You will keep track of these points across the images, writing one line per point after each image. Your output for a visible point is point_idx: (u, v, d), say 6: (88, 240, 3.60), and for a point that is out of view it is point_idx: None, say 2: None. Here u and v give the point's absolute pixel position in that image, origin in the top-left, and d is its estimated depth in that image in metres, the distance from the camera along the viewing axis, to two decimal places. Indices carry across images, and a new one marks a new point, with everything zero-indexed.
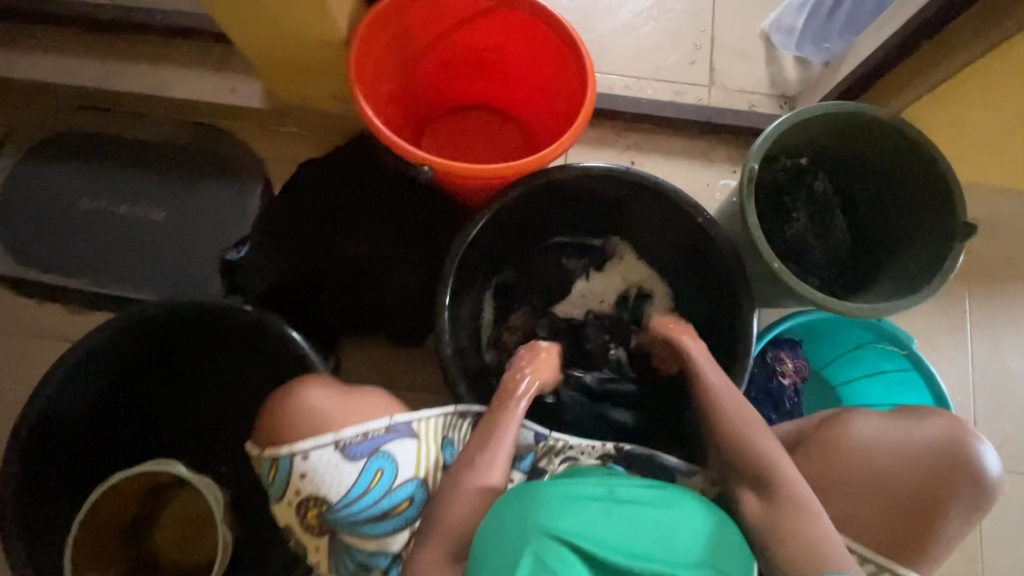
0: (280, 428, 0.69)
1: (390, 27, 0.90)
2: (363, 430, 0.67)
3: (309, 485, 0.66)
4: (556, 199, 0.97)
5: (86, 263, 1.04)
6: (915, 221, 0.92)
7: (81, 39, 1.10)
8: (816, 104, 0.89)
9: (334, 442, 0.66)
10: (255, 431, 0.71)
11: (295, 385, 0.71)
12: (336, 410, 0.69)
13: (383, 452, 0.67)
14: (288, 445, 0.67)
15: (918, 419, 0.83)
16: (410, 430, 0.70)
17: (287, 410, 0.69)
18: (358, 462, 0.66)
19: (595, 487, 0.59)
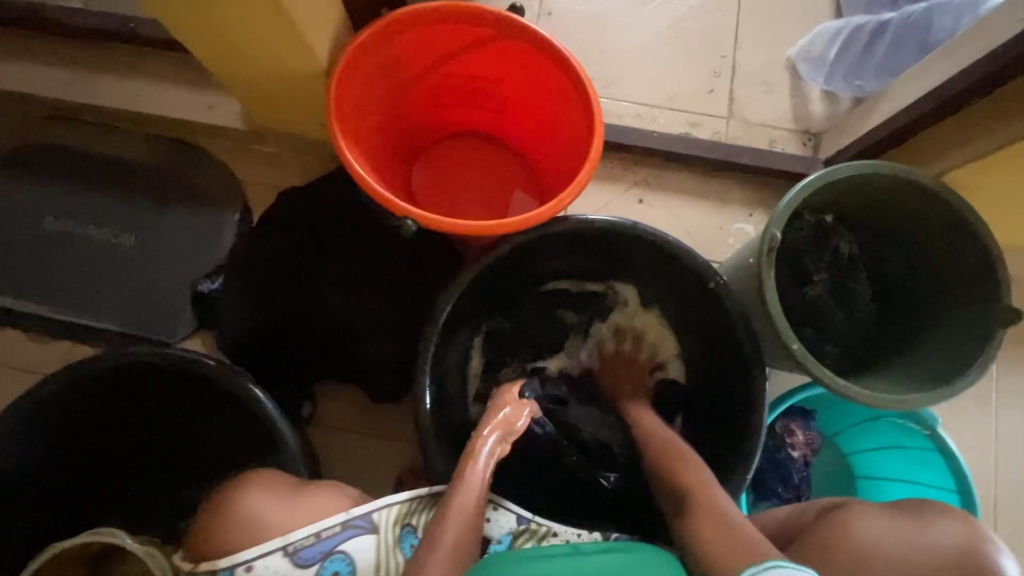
0: (222, 535, 0.67)
1: (378, 60, 0.86)
2: (313, 533, 0.67)
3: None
4: (554, 250, 0.91)
5: (66, 287, 1.08)
6: (951, 297, 0.83)
7: (86, 60, 1.10)
8: (848, 163, 0.79)
9: (282, 548, 0.66)
10: (188, 542, 0.70)
11: (240, 486, 0.70)
12: (282, 515, 0.68)
13: (337, 554, 0.68)
14: (227, 559, 0.65)
15: (931, 523, 0.73)
16: (369, 526, 0.69)
17: (225, 518, 0.68)
18: (310, 568, 0.67)
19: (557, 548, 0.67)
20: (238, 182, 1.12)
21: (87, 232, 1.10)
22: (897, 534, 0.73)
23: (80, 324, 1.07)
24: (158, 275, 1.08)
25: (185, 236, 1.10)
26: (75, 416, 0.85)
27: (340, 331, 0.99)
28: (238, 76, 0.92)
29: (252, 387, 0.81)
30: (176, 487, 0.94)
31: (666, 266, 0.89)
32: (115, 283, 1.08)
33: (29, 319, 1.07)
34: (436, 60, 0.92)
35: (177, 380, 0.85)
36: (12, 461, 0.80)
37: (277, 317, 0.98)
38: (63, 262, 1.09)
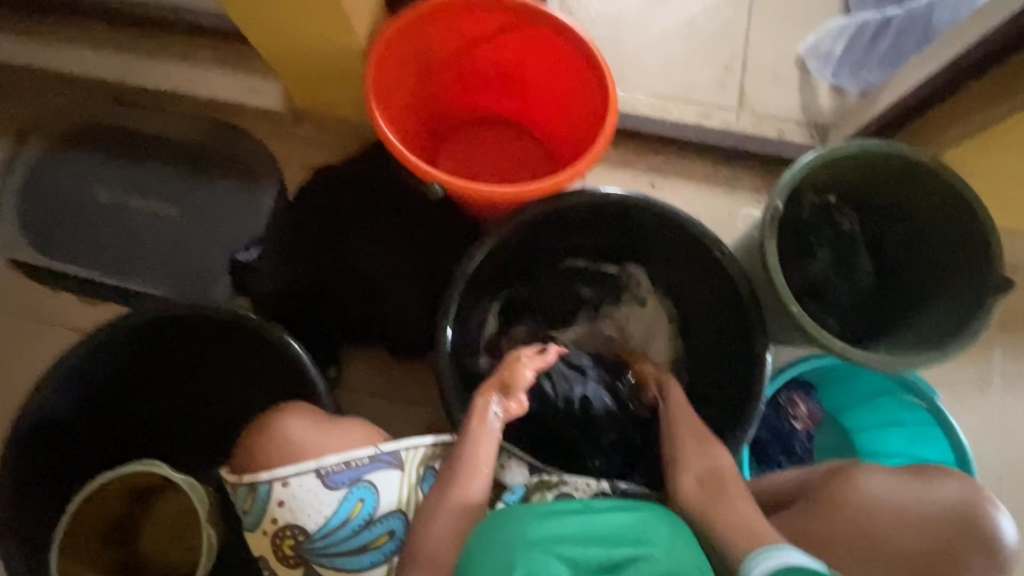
0: (264, 456, 0.76)
1: (412, 44, 0.94)
2: (344, 460, 0.73)
3: (288, 513, 0.72)
4: (570, 222, 0.98)
5: (114, 253, 1.16)
6: (947, 271, 0.88)
7: (142, 47, 1.21)
8: (847, 141, 0.84)
9: (316, 470, 0.73)
10: (233, 459, 0.78)
11: (279, 416, 0.78)
12: (315, 441, 0.76)
13: (364, 482, 0.74)
14: (267, 473, 0.73)
15: (933, 481, 0.74)
16: (394, 461, 0.76)
17: (267, 440, 0.76)
18: (339, 491, 0.73)
19: (571, 503, 0.66)
20: (276, 161, 1.21)
21: (136, 204, 1.19)
22: (899, 490, 0.75)
23: (127, 287, 1.16)
24: (199, 243, 1.17)
25: (225, 209, 1.18)
26: (124, 361, 0.92)
27: (365, 296, 1.06)
28: (282, 58, 1.01)
29: (290, 339, 0.88)
30: (210, 436, 1.02)
31: (675, 238, 0.94)
32: (159, 250, 1.17)
33: (81, 281, 1.16)
34: (463, 46, 0.99)
35: (219, 330, 0.92)
36: (68, 399, 0.88)
37: (308, 282, 1.05)
38: (113, 230, 1.18)
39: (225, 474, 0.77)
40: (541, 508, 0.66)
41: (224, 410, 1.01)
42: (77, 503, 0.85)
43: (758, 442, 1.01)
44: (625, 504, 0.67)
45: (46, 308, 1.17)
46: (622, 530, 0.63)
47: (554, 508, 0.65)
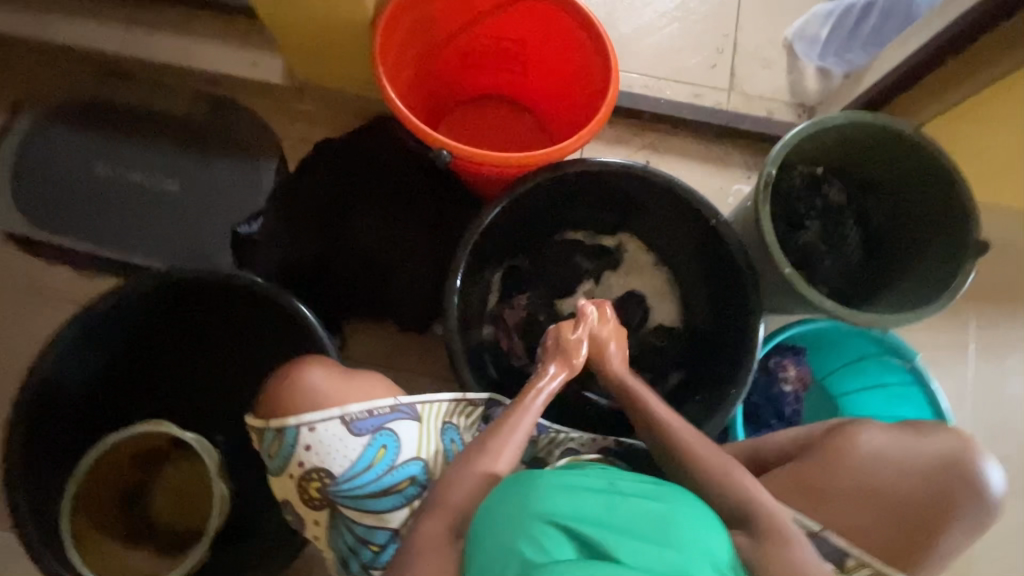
0: (282, 404, 0.76)
1: (416, 14, 0.96)
2: (368, 408, 0.75)
3: (314, 457, 0.74)
4: (571, 192, 1.01)
5: (111, 227, 1.16)
6: (927, 237, 0.93)
7: (138, 20, 1.20)
8: (836, 112, 0.88)
9: (341, 416, 0.74)
10: (256, 407, 0.78)
11: (298, 367, 0.78)
12: (336, 390, 0.76)
13: (386, 430, 0.76)
14: (295, 418, 0.74)
15: (926, 433, 0.78)
16: (414, 413, 0.78)
17: (291, 387, 0.77)
18: (363, 438, 0.74)
19: (598, 480, 0.65)
20: (276, 136, 1.21)
21: (133, 177, 1.18)
22: (900, 443, 0.77)
23: (127, 261, 1.15)
24: (199, 217, 1.17)
25: (226, 183, 1.18)
26: (131, 326, 0.92)
27: (368, 266, 1.07)
28: (286, 29, 1.01)
29: (300, 305, 0.89)
30: (214, 406, 1.02)
31: (674, 207, 0.98)
32: (159, 224, 1.16)
33: (79, 255, 1.16)
34: (466, 19, 1.01)
35: (230, 294, 0.92)
36: (75, 363, 0.88)
37: (313, 252, 1.06)
38: (112, 203, 1.17)
39: (250, 419, 0.78)
40: (564, 478, 0.65)
41: (231, 379, 1.02)
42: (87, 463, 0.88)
43: (751, 406, 1.06)
44: (650, 491, 0.65)
45: (43, 282, 1.16)
46: (643, 515, 0.61)
47: (578, 483, 0.64)
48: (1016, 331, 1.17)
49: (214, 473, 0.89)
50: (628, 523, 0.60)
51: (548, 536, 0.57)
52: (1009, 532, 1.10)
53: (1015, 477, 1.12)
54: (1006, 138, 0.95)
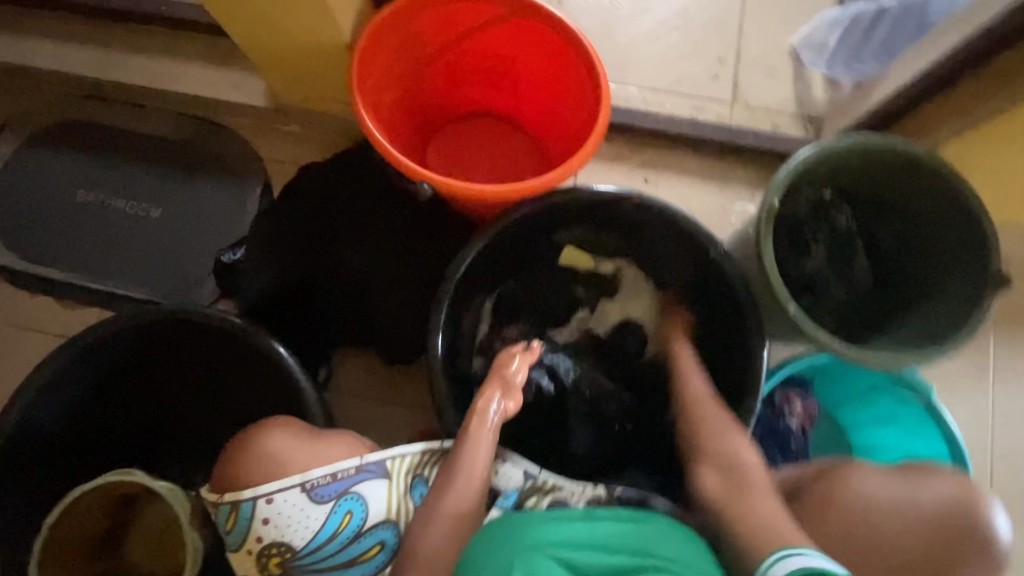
0: (239, 471, 0.73)
1: (397, 37, 0.91)
2: (330, 473, 0.72)
3: (273, 531, 0.71)
4: (562, 219, 0.96)
5: (92, 257, 1.13)
6: (942, 267, 0.87)
7: (116, 41, 1.16)
8: (843, 136, 0.82)
9: (301, 485, 0.71)
10: (212, 475, 0.75)
11: (256, 429, 0.75)
12: (296, 455, 0.73)
13: (350, 495, 0.73)
14: (251, 490, 0.71)
15: (926, 479, 0.72)
16: (381, 471, 0.75)
17: (245, 457, 0.73)
18: (326, 506, 0.72)
19: (574, 510, 0.65)
20: (260, 159, 1.17)
21: (114, 204, 1.15)
22: (891, 487, 0.72)
23: (108, 291, 1.12)
24: (182, 245, 1.13)
25: (209, 210, 1.14)
26: (107, 367, 0.90)
27: (353, 297, 1.03)
28: (264, 53, 0.97)
29: (277, 345, 0.86)
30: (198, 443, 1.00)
31: (670, 236, 0.93)
32: (140, 253, 1.13)
33: (60, 286, 1.13)
34: (450, 39, 0.96)
35: (204, 334, 0.89)
36: (46, 408, 0.85)
37: (296, 284, 1.02)
38: (92, 232, 1.14)
39: (207, 492, 0.75)
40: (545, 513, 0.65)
41: (212, 417, 0.99)
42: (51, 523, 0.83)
43: (755, 440, 1.01)
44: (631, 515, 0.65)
45: (25, 314, 1.13)
46: (627, 540, 0.62)
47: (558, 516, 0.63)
48: None
49: (186, 523, 0.86)
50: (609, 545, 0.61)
51: (541, 566, 0.57)
52: None
53: None
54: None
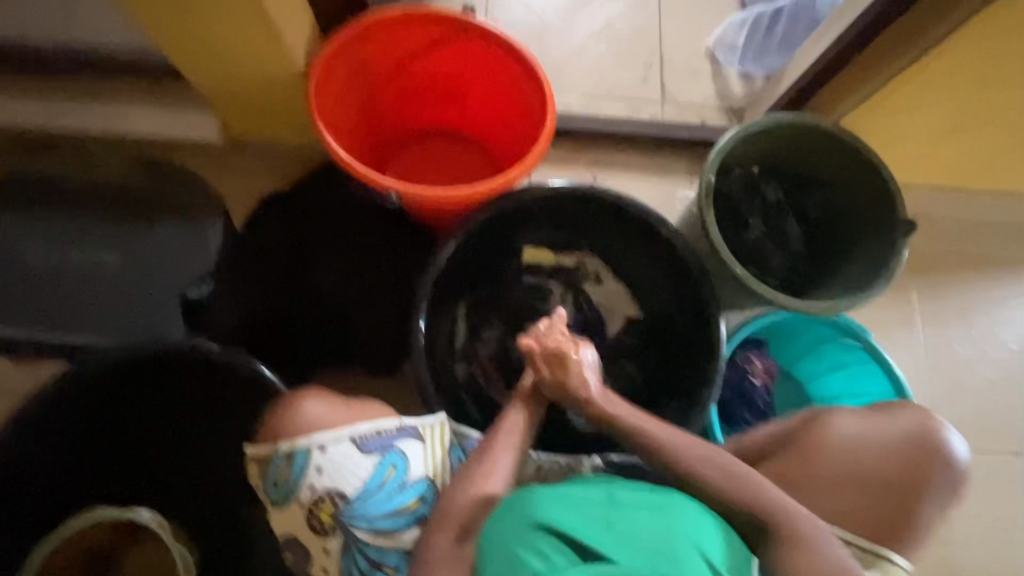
0: (283, 433, 0.76)
1: (347, 61, 0.95)
2: (376, 427, 0.77)
3: (325, 479, 0.74)
4: (523, 217, 1.02)
5: (43, 311, 1.08)
6: (863, 224, 0.98)
7: (58, 90, 1.16)
8: (762, 116, 0.93)
9: (350, 436, 0.75)
10: (257, 435, 0.79)
11: (298, 395, 0.79)
12: (335, 416, 0.77)
13: (394, 449, 0.77)
14: (304, 439, 0.74)
15: (891, 412, 0.75)
16: (418, 433, 0.79)
17: (289, 419, 0.77)
18: (373, 456, 0.75)
19: (597, 491, 0.64)
20: (219, 194, 1.18)
21: (65, 254, 1.11)
22: (870, 427, 0.74)
23: (67, 343, 1.07)
24: (142, 287, 1.10)
25: (170, 250, 1.12)
26: (85, 410, 0.89)
27: (330, 317, 1.04)
28: (221, 86, 1.00)
29: (262, 367, 0.87)
30: (189, 479, 1.00)
31: (624, 223, 1.00)
32: (99, 299, 1.10)
33: (14, 343, 1.08)
34: (399, 62, 1.02)
35: (184, 365, 0.90)
36: None
37: (272, 308, 1.03)
38: (46, 285, 1.10)
39: (252, 451, 0.78)
40: (565, 489, 0.64)
41: (203, 449, 0.99)
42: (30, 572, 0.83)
43: (725, 403, 1.08)
44: (656, 500, 0.63)
45: None
46: (646, 530, 0.59)
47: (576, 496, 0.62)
48: (954, 296, 1.24)
49: (169, 540, 0.88)
50: (630, 532, 0.59)
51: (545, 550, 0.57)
52: (982, 491, 1.15)
53: (977, 436, 1.18)
54: (917, 122, 1.02)
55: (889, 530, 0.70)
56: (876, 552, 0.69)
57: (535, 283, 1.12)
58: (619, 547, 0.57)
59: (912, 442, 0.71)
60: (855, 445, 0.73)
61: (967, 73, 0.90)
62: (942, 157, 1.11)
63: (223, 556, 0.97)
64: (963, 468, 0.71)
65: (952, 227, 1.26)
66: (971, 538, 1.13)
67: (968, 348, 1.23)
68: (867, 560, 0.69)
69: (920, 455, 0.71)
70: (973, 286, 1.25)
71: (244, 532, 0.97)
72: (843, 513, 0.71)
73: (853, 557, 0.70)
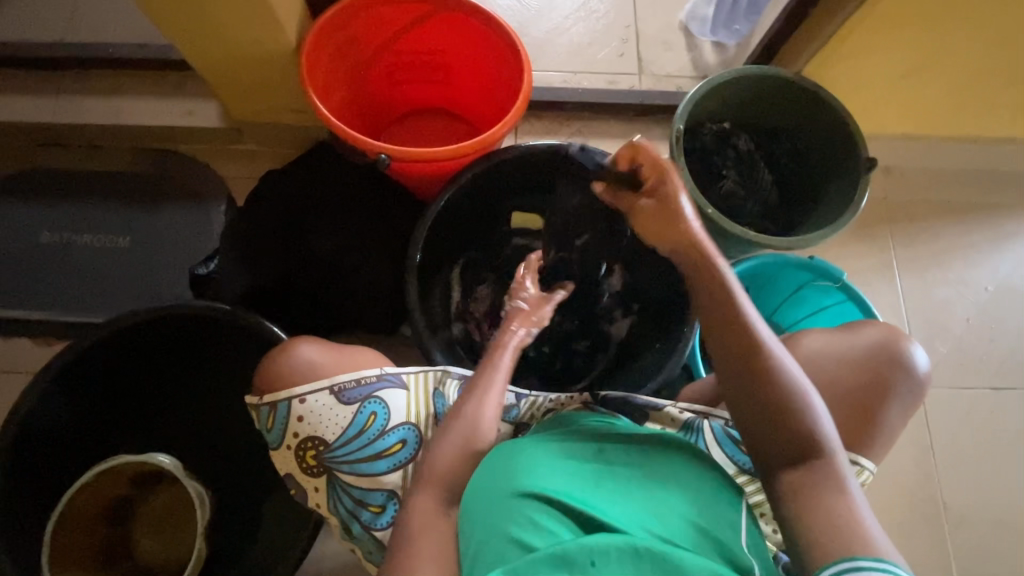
0: (275, 381, 0.82)
1: (335, 38, 1.02)
2: (356, 377, 0.82)
3: (308, 426, 0.80)
4: (507, 178, 1.07)
5: (58, 294, 1.14)
6: (830, 167, 1.03)
7: (67, 87, 1.23)
8: (727, 69, 0.99)
9: (330, 387, 0.81)
10: (254, 386, 0.85)
11: (283, 347, 0.84)
12: (323, 363, 0.82)
13: (375, 398, 0.82)
14: (286, 392, 0.81)
15: (856, 329, 0.79)
16: (401, 382, 0.84)
17: (282, 366, 0.82)
18: (352, 406, 0.81)
19: (583, 453, 0.72)
20: (221, 179, 1.24)
21: (77, 239, 1.18)
22: (835, 342, 0.78)
23: (83, 321, 1.14)
24: (151, 265, 1.17)
25: (176, 231, 1.19)
26: (102, 375, 0.96)
27: (329, 284, 1.10)
28: (218, 71, 1.07)
29: (269, 323, 0.92)
30: (203, 441, 1.05)
31: None
32: (111, 281, 1.16)
33: (33, 325, 1.14)
34: (384, 40, 1.08)
35: (189, 327, 0.96)
36: (41, 418, 0.90)
37: (274, 277, 1.08)
38: (61, 269, 1.16)
39: (250, 400, 0.85)
40: (555, 451, 0.72)
41: (217, 411, 1.05)
42: (54, 518, 0.87)
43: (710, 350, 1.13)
44: (635, 459, 0.72)
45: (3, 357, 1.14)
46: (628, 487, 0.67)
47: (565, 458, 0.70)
48: (929, 241, 1.29)
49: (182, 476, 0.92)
50: (613, 489, 0.67)
51: (540, 504, 0.63)
52: (964, 424, 1.20)
53: (956, 373, 1.23)
54: (875, 69, 1.08)
55: (854, 435, 0.74)
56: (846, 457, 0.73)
57: (522, 245, 1.18)
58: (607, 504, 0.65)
59: (873, 352, 0.76)
60: (820, 356, 0.77)
61: (915, 17, 0.96)
62: (904, 105, 1.16)
63: (238, 512, 1.02)
64: (923, 377, 0.76)
65: (922, 176, 1.32)
66: (955, 469, 1.17)
67: (944, 290, 1.27)
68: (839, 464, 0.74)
69: (882, 364, 0.75)
70: (947, 231, 1.30)
71: (258, 486, 1.02)
72: None
73: None
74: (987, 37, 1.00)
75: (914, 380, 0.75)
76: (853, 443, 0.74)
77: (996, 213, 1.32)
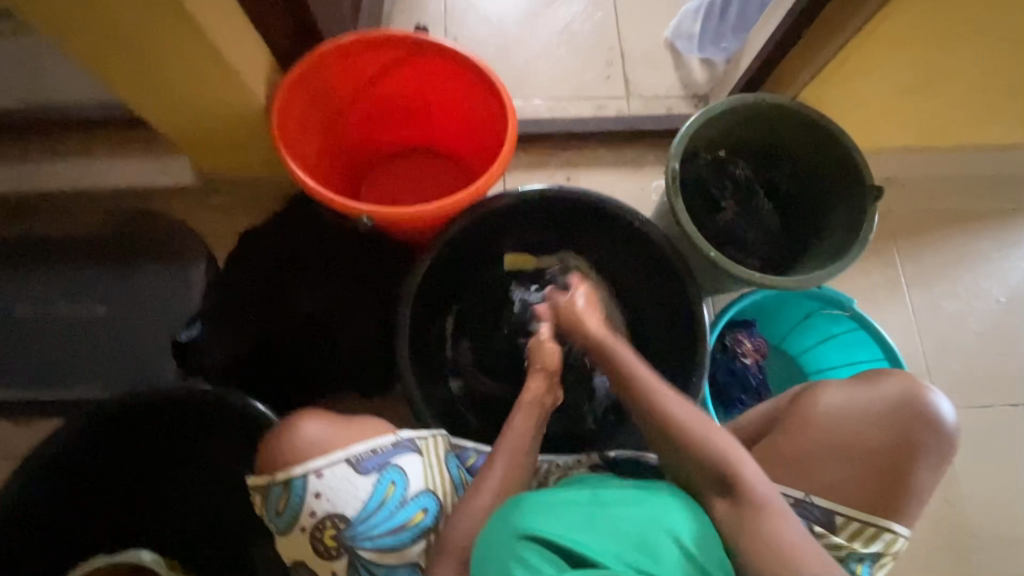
0: (282, 460, 0.75)
1: (307, 91, 0.97)
2: (371, 447, 0.76)
3: (326, 504, 0.73)
4: (495, 225, 1.03)
5: (35, 371, 1.09)
6: (834, 195, 0.99)
7: (35, 151, 1.19)
8: (720, 100, 0.94)
9: (346, 458, 0.74)
10: (257, 465, 0.78)
11: (292, 420, 0.78)
12: (335, 437, 0.76)
13: (393, 466, 0.76)
14: (301, 468, 0.74)
15: (876, 380, 0.76)
16: (414, 446, 0.79)
17: (289, 444, 0.76)
18: (371, 475, 0.74)
19: (579, 493, 0.64)
20: (199, 236, 1.19)
21: (50, 310, 1.12)
22: (856, 397, 0.75)
23: (63, 398, 1.08)
24: (129, 335, 1.11)
25: (153, 295, 1.13)
26: (84, 464, 0.91)
27: (316, 346, 1.05)
28: (188, 128, 1.02)
29: (253, 401, 0.88)
30: (197, 519, 1.01)
31: (597, 218, 1.01)
32: (89, 353, 1.10)
33: (12, 404, 1.09)
34: (358, 87, 1.03)
35: (174, 408, 0.91)
36: (21, 514, 0.85)
37: (258, 343, 1.03)
38: (36, 343, 1.10)
39: (254, 481, 0.77)
40: (550, 493, 0.64)
41: (206, 488, 1.00)
42: None
43: (719, 386, 1.09)
44: (635, 494, 0.64)
45: None
46: (631, 522, 0.59)
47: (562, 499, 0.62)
48: (936, 254, 1.25)
49: None
50: (613, 528, 0.58)
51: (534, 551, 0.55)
52: (984, 444, 1.16)
53: (973, 391, 1.18)
54: (872, 88, 1.04)
55: (879, 498, 0.70)
56: (878, 525, 0.70)
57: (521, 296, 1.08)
58: (609, 547, 0.56)
59: (896, 407, 0.73)
60: (841, 414, 0.74)
61: (914, 37, 0.92)
62: (904, 119, 1.12)
63: None
64: (951, 430, 0.72)
65: (925, 187, 1.27)
66: (980, 493, 1.13)
67: (955, 305, 1.23)
68: (870, 529, 0.70)
69: (909, 420, 0.72)
70: (953, 242, 1.26)
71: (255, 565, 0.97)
72: (835, 484, 0.71)
73: (854, 528, 0.71)
74: (991, 50, 0.95)
75: (942, 434, 0.72)
76: (881, 506, 0.70)
77: (1002, 221, 1.27)
